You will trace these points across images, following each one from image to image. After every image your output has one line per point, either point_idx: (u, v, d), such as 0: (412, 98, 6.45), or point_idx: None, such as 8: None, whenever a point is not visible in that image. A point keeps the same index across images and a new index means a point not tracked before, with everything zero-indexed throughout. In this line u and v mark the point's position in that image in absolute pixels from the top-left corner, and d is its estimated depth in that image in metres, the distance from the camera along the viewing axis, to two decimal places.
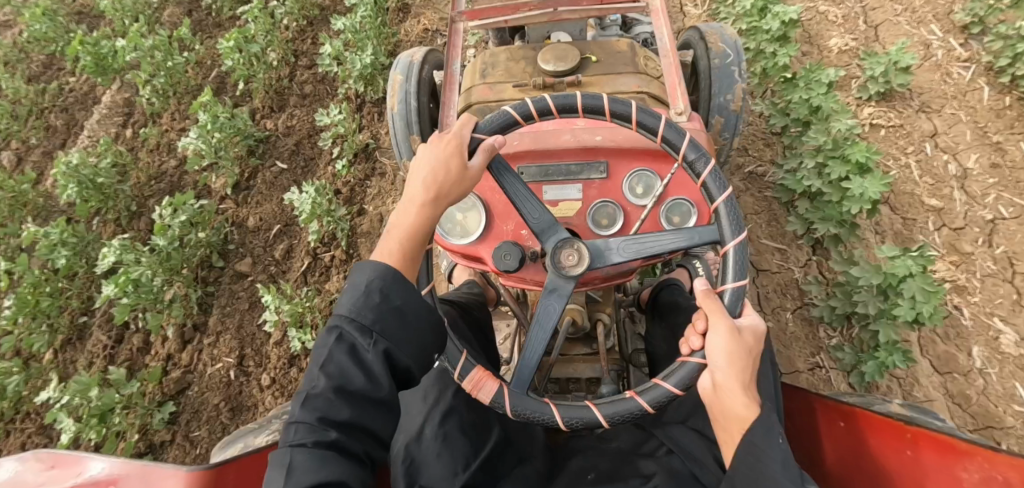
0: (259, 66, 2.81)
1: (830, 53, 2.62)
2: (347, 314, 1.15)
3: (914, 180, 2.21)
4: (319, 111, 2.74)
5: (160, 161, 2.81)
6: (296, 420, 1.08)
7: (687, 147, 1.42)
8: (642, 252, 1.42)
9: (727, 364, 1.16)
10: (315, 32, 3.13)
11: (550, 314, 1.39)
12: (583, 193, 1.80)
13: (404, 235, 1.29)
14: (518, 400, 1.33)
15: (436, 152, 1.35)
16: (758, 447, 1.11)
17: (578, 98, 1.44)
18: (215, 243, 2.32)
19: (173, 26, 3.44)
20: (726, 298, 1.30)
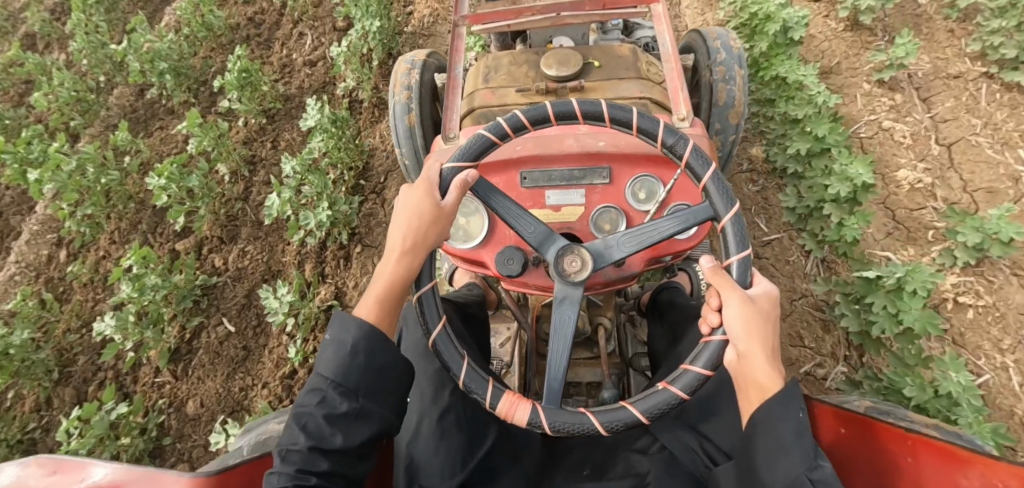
0: (204, 194, 2.37)
1: (899, 190, 2.17)
2: (329, 376, 1.18)
3: (1013, 390, 1.86)
4: (276, 249, 2.29)
5: (94, 301, 2.42)
6: (276, 474, 1.09)
7: (663, 133, 1.32)
8: (643, 243, 1.31)
9: (746, 330, 1.13)
10: (276, 130, 2.68)
11: (565, 325, 1.28)
12: (586, 198, 1.67)
13: (382, 289, 1.30)
14: (553, 414, 1.20)
15: (408, 199, 1.34)
16: (773, 418, 1.07)
17: (546, 108, 1.34)
18: (144, 446, 1.94)
19: (122, 110, 3.06)
20: (734, 271, 1.23)
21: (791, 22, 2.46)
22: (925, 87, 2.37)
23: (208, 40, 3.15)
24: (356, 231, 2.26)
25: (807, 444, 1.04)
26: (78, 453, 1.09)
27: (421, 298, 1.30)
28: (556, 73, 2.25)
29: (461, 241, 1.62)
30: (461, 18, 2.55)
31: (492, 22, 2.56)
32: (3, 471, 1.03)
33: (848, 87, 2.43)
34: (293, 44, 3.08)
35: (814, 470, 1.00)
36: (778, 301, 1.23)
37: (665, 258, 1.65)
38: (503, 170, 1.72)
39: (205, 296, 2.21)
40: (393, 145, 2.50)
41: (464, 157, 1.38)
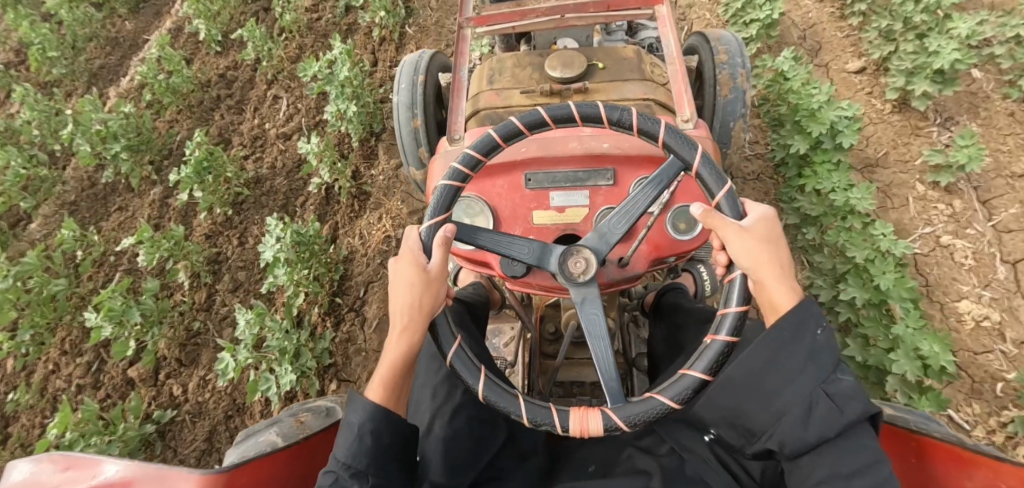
0: (158, 319, 2.09)
1: (963, 330, 1.94)
2: (340, 459, 1.19)
3: None
4: (242, 380, 2.03)
5: (39, 428, 2.15)
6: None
7: (607, 109, 1.35)
8: (632, 219, 1.37)
9: (749, 251, 1.24)
10: (245, 222, 2.36)
11: (596, 326, 1.31)
12: (591, 199, 1.68)
13: (387, 369, 1.29)
14: (625, 410, 1.17)
15: (397, 273, 1.30)
16: (786, 336, 1.16)
17: (490, 133, 1.36)
18: None
19: (77, 184, 2.73)
20: (724, 207, 1.30)
21: (839, 123, 2.15)
22: (985, 187, 2.09)
23: (171, 102, 2.83)
24: (333, 358, 2.04)
25: (823, 361, 1.13)
26: (89, 452, 1.26)
27: (449, 362, 1.24)
28: (560, 75, 2.20)
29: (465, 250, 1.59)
30: (466, 21, 2.45)
31: (497, 24, 2.48)
32: (19, 468, 1.21)
33: (898, 187, 2.16)
34: (264, 110, 2.74)
35: (829, 383, 1.11)
36: (772, 216, 1.32)
37: (668, 258, 1.65)
38: (508, 173, 1.73)
39: (160, 439, 1.96)
40: (375, 252, 2.22)
41: (438, 212, 1.35)
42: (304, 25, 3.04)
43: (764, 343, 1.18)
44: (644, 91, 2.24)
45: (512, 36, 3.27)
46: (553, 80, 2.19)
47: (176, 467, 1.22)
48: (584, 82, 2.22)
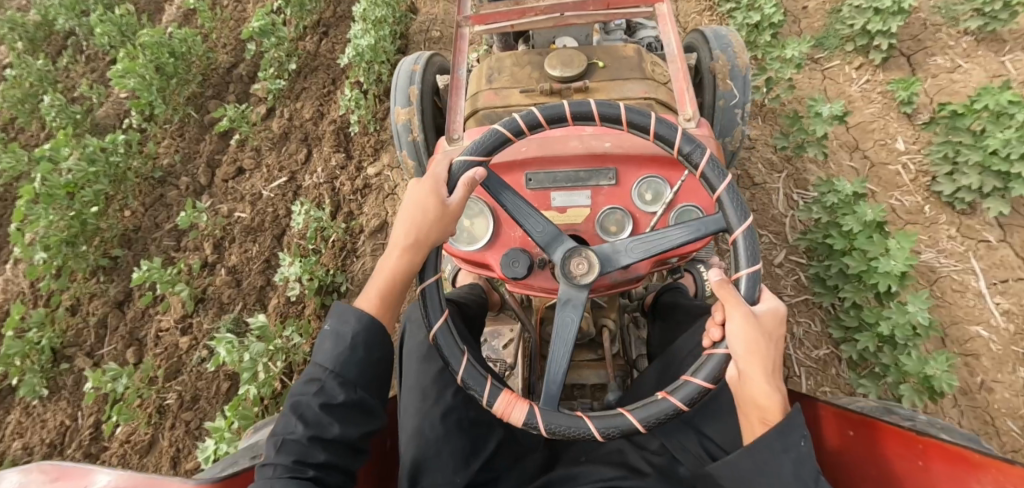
0: None
1: None
2: (328, 365, 1.20)
3: None
4: None
5: None
6: (271, 465, 1.09)
7: (681, 140, 1.32)
8: (654, 248, 1.31)
9: (748, 355, 1.15)
10: None
11: (567, 327, 1.28)
12: (593, 199, 1.61)
13: (384, 285, 1.33)
14: (553, 416, 1.20)
15: (415, 194, 1.35)
16: (778, 447, 1.09)
17: (535, 110, 1.35)
18: None
19: None
20: (743, 285, 1.22)
21: None
22: None
23: None
24: None
25: (806, 474, 1.08)
26: (81, 461, 1.06)
27: (424, 289, 1.30)
28: (560, 71, 2.04)
29: (463, 244, 1.60)
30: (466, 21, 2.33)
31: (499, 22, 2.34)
32: (3, 479, 1.00)
33: None
34: None
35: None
36: (785, 321, 1.22)
37: (670, 259, 1.62)
38: (509, 172, 1.67)
39: None
40: None
41: (473, 153, 1.37)
42: (165, 371, 1.95)
43: (748, 456, 1.12)
44: (646, 89, 2.08)
45: (509, 36, 3.11)
46: (554, 78, 2.06)
47: (171, 476, 1.08)
48: (585, 81, 2.07)
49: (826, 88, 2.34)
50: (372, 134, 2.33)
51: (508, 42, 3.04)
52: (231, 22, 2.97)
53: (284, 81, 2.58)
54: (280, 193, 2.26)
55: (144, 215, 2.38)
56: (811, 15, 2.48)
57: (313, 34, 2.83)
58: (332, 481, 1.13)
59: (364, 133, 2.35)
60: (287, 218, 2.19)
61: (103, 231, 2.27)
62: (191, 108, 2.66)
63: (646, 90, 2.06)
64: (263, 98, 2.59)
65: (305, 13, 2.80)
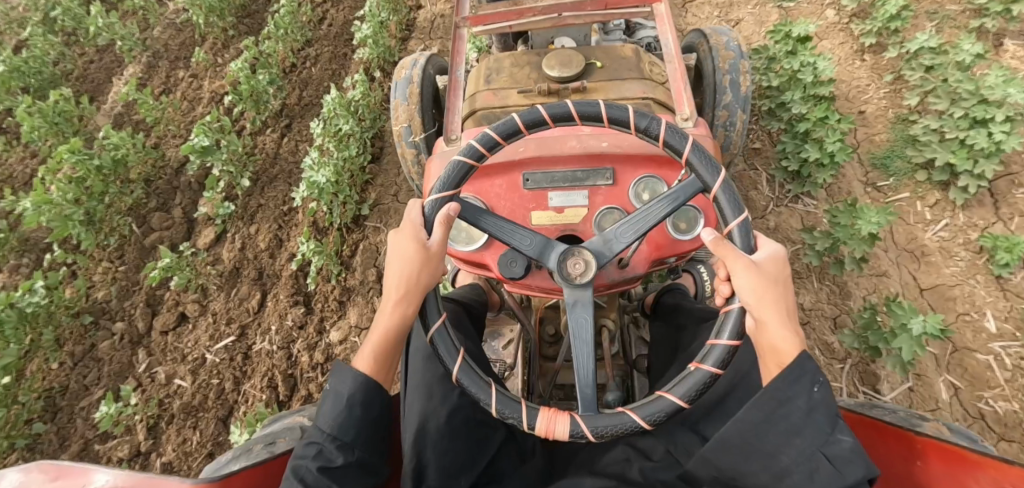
0: None
1: None
2: (326, 431, 1.28)
3: None
4: None
5: None
6: None
7: (635, 118, 1.36)
8: (640, 230, 1.35)
9: (757, 301, 1.22)
10: None
11: (584, 330, 1.29)
12: (591, 200, 1.62)
13: (378, 341, 1.36)
14: (601, 420, 1.19)
15: (395, 246, 1.38)
16: (783, 396, 1.15)
17: (489, 132, 1.38)
18: None
19: None
20: (736, 237, 1.28)
21: None
22: None
23: None
24: None
25: (819, 420, 1.13)
26: (78, 459, 1.16)
27: (434, 338, 1.29)
28: (558, 72, 2.11)
29: (460, 245, 1.61)
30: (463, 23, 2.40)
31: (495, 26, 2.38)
32: (6, 477, 1.09)
33: None
34: None
35: (827, 446, 1.11)
36: (784, 262, 1.31)
37: (668, 259, 1.62)
38: (505, 173, 1.67)
39: None
40: None
41: (445, 187, 1.38)
42: None
43: (755, 408, 1.17)
44: (643, 89, 2.13)
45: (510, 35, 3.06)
46: (552, 77, 2.13)
47: (170, 477, 1.16)
48: (583, 81, 2.14)
49: (894, 235, 2.21)
50: (335, 283, 2.00)
51: (507, 44, 2.98)
52: (183, 103, 2.67)
53: (234, 201, 2.19)
54: (226, 356, 1.95)
55: (70, 374, 2.03)
56: (871, 123, 2.38)
57: (274, 127, 2.43)
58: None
59: (326, 281, 2.04)
60: (234, 394, 1.88)
61: (16, 404, 1.92)
62: (130, 224, 2.27)
63: (645, 90, 2.11)
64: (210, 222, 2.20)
65: (260, 107, 2.40)
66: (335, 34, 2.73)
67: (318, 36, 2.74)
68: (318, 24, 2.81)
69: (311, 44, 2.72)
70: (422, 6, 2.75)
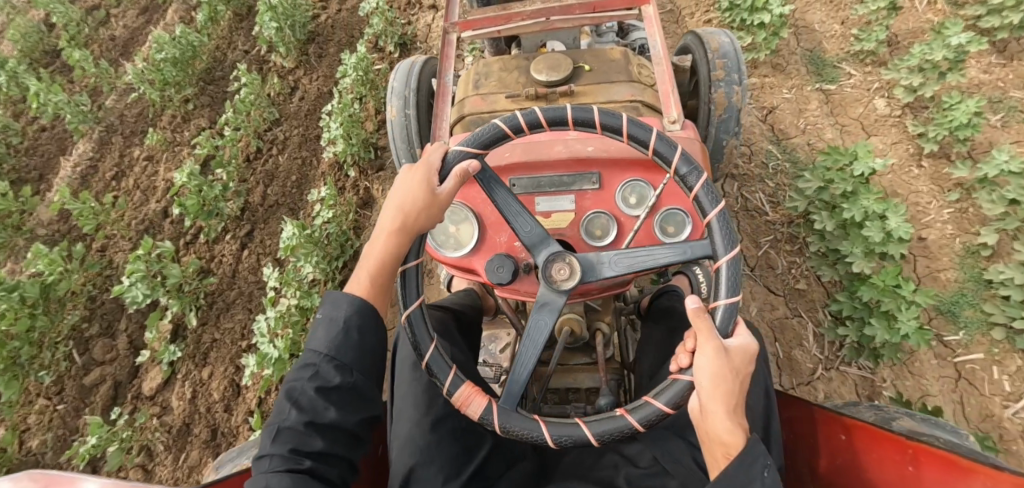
0: None
1: None
2: (323, 350, 1.09)
3: None
4: None
5: None
6: (267, 455, 0.99)
7: (679, 160, 1.18)
8: (638, 266, 1.24)
9: (711, 379, 0.98)
10: None
11: (539, 331, 1.20)
12: (578, 203, 1.50)
13: (372, 268, 1.18)
14: (507, 418, 1.11)
15: (405, 182, 1.22)
16: (738, 481, 0.92)
17: (517, 114, 1.21)
18: None
19: None
20: (719, 316, 1.08)
21: None
22: None
23: None
24: None
25: None
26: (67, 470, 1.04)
27: (405, 273, 1.19)
28: (545, 76, 1.90)
29: (447, 250, 1.48)
30: (454, 25, 2.16)
31: (486, 25, 2.16)
32: None
33: None
34: None
35: None
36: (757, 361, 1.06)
37: None
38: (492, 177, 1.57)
39: None
40: None
41: (472, 143, 1.23)
42: None
43: None
44: (632, 92, 1.90)
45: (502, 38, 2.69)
46: (544, 80, 1.91)
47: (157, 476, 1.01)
48: (571, 84, 1.91)
49: (965, 408, 1.71)
50: None
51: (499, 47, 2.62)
52: (136, 192, 2.37)
53: (184, 341, 1.93)
54: None
55: None
56: (933, 255, 1.84)
57: (235, 234, 2.13)
58: (330, 473, 1.04)
59: None
60: None
61: None
62: (70, 355, 1.99)
63: (634, 93, 1.90)
64: (156, 362, 1.94)
65: (212, 217, 2.11)
66: (307, 111, 2.38)
67: (284, 111, 2.40)
68: (288, 93, 2.47)
69: (278, 124, 2.37)
70: None
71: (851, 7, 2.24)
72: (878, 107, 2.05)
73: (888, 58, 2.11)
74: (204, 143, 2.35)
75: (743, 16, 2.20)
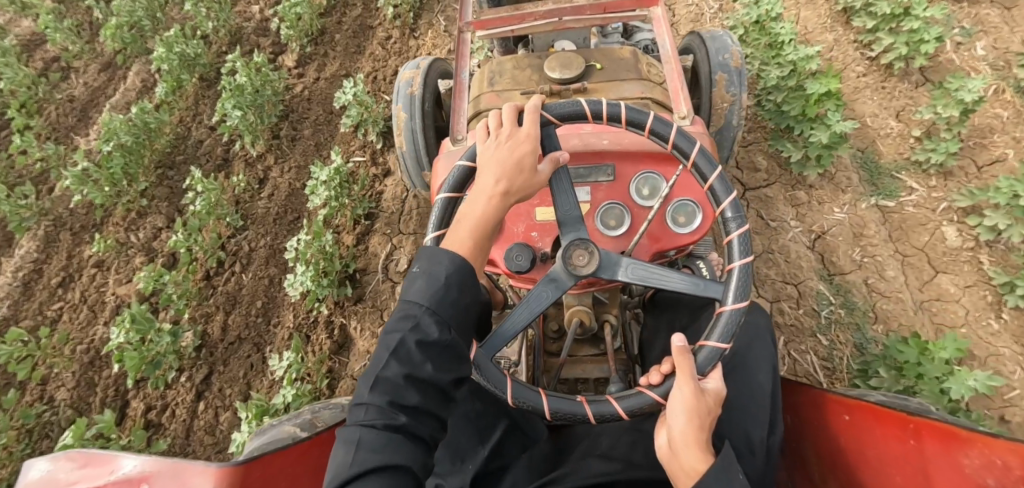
0: None
1: None
2: (424, 302, 0.90)
3: None
4: None
5: None
6: (363, 406, 0.84)
7: (697, 155, 1.04)
8: (648, 282, 1.02)
9: (684, 420, 0.85)
10: None
11: (537, 304, 1.03)
12: (591, 196, 1.26)
13: (472, 231, 0.99)
14: (483, 363, 0.99)
15: (504, 140, 1.03)
16: None
17: (581, 104, 1.07)
18: None
19: None
20: (704, 354, 0.94)
21: None
22: None
23: None
24: None
25: None
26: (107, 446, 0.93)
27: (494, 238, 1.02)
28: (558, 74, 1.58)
29: None
30: (467, 26, 1.81)
31: (499, 27, 1.79)
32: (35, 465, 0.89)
33: None
34: None
35: None
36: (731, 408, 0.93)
37: (669, 252, 1.24)
38: None
39: None
40: None
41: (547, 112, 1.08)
42: None
43: None
44: (644, 90, 1.57)
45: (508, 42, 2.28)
46: (552, 78, 1.59)
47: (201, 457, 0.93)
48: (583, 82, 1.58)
49: None
50: None
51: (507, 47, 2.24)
52: (83, 312, 2.05)
53: None
54: None
55: None
56: None
57: (187, 385, 1.77)
58: (429, 433, 0.87)
59: None
60: None
61: None
62: None
63: (643, 90, 1.57)
64: None
65: (161, 368, 1.76)
66: (274, 215, 2.06)
67: (249, 213, 2.08)
68: (255, 189, 2.15)
69: (243, 230, 2.05)
70: (389, 174, 2.09)
71: (908, 97, 1.98)
72: (947, 237, 1.70)
73: (960, 169, 1.80)
74: (150, 268, 2.03)
75: (787, 122, 1.81)
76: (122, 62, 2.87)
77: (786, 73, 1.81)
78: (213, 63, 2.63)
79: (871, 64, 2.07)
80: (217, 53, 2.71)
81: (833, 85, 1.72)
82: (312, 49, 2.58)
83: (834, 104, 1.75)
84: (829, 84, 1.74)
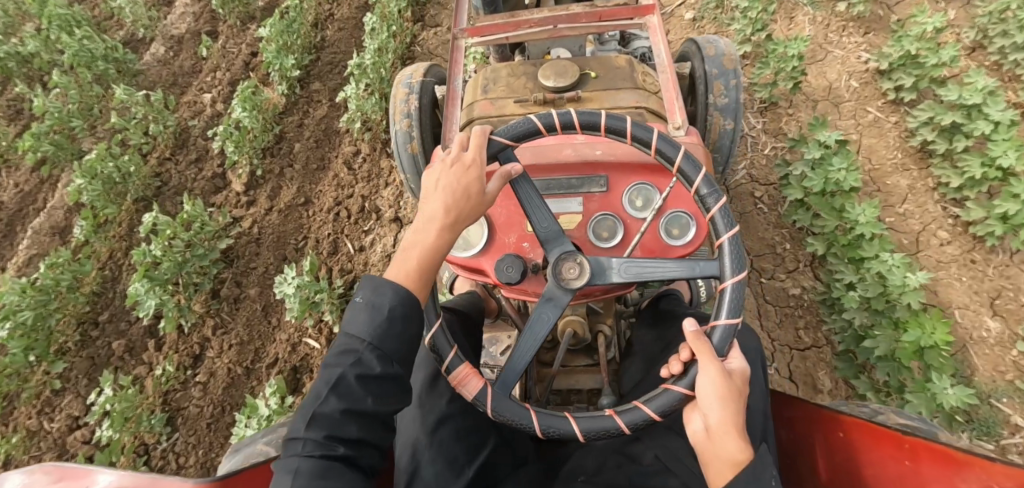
0: None
1: None
2: (364, 338, 0.74)
3: None
4: None
5: None
6: (294, 447, 0.68)
7: (662, 143, 0.87)
8: (644, 274, 0.85)
9: (719, 407, 0.70)
10: None
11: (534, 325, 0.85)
12: (583, 207, 0.99)
13: (417, 262, 0.80)
14: (501, 402, 0.82)
15: (445, 168, 0.85)
16: None
17: (531, 120, 0.89)
18: None
19: None
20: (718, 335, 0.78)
21: None
22: None
23: None
24: None
25: None
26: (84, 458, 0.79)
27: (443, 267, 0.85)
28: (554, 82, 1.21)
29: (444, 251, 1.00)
30: (460, 32, 1.39)
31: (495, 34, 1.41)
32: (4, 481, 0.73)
33: None
34: None
35: None
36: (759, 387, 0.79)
37: None
38: None
39: None
40: None
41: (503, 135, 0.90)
42: None
43: None
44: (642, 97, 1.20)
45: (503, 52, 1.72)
46: (544, 87, 1.21)
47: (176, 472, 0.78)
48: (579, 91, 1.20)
49: None
50: None
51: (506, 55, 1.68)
52: None
53: None
54: None
55: None
56: None
57: None
58: (368, 462, 0.73)
59: None
60: None
61: None
62: None
63: (640, 99, 1.19)
64: None
65: None
66: (210, 416, 1.68)
67: (178, 412, 1.70)
68: (186, 375, 1.76)
69: (174, 433, 1.68)
70: None
71: (1000, 281, 1.56)
72: None
73: None
74: None
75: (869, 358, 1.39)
76: (51, 171, 2.43)
77: (871, 293, 1.41)
78: (149, 180, 2.19)
79: (954, 229, 1.63)
80: (157, 163, 2.27)
81: (940, 334, 1.32)
82: (263, 168, 2.13)
83: (937, 357, 1.33)
84: (933, 329, 1.34)
